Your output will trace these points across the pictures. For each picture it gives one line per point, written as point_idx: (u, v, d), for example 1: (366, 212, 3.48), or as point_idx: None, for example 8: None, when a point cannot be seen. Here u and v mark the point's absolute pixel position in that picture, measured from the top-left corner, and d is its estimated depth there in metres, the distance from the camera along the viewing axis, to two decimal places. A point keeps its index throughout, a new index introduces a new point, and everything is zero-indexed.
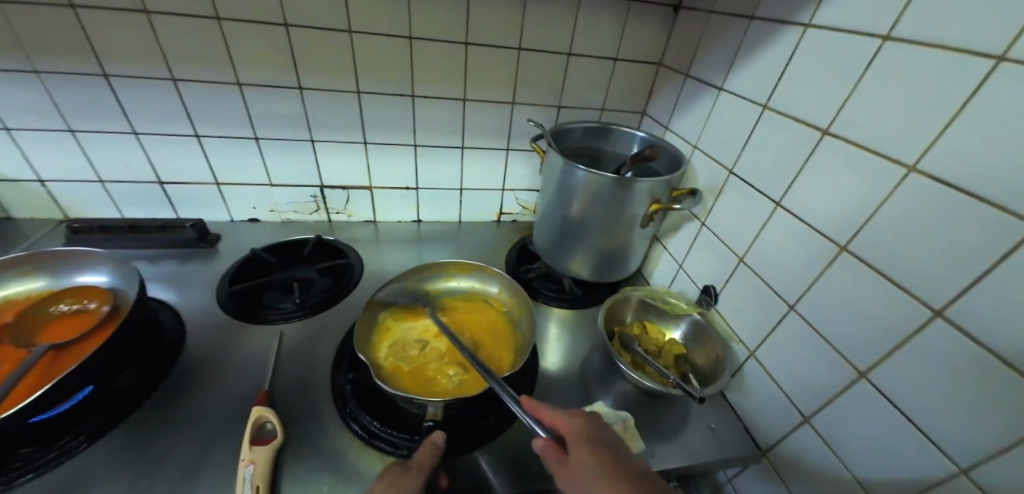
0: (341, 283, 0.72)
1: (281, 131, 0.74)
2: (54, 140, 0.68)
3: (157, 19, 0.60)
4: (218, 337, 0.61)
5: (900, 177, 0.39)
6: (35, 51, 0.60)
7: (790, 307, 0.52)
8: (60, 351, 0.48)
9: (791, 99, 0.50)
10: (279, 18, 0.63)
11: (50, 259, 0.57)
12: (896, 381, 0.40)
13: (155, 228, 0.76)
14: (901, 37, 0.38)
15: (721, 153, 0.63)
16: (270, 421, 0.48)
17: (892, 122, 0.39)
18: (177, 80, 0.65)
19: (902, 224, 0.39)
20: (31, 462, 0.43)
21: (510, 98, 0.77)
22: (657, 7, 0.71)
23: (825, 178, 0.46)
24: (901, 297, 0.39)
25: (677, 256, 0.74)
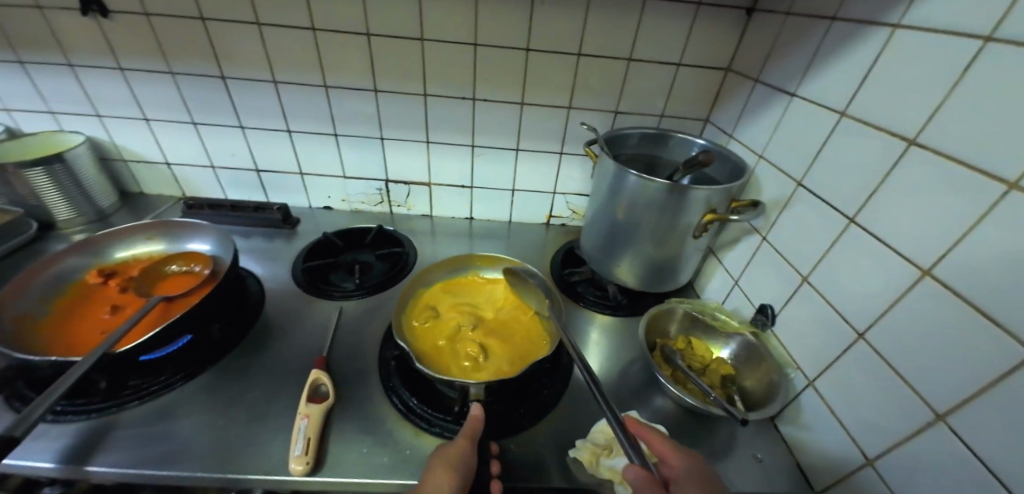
0: (397, 270, 0.78)
1: (356, 129, 0.82)
2: (182, 132, 0.82)
3: (265, 30, 0.70)
4: (290, 305, 0.69)
5: (998, 196, 0.34)
6: (174, 56, 0.73)
7: (859, 335, 0.47)
8: (170, 302, 0.59)
9: (874, 106, 0.46)
10: (362, 28, 0.70)
11: (170, 228, 0.71)
12: (979, 428, 0.35)
13: (249, 209, 0.88)
14: (1010, 37, 0.34)
15: (789, 164, 0.59)
16: (325, 384, 0.54)
17: (994, 133, 0.35)
18: (277, 82, 0.76)
19: (999, 250, 0.34)
20: (141, 390, 0.53)
21: (567, 103, 0.78)
22: (729, 10, 0.68)
23: (907, 194, 0.42)
24: (992, 333, 0.34)
25: (734, 272, 0.70)
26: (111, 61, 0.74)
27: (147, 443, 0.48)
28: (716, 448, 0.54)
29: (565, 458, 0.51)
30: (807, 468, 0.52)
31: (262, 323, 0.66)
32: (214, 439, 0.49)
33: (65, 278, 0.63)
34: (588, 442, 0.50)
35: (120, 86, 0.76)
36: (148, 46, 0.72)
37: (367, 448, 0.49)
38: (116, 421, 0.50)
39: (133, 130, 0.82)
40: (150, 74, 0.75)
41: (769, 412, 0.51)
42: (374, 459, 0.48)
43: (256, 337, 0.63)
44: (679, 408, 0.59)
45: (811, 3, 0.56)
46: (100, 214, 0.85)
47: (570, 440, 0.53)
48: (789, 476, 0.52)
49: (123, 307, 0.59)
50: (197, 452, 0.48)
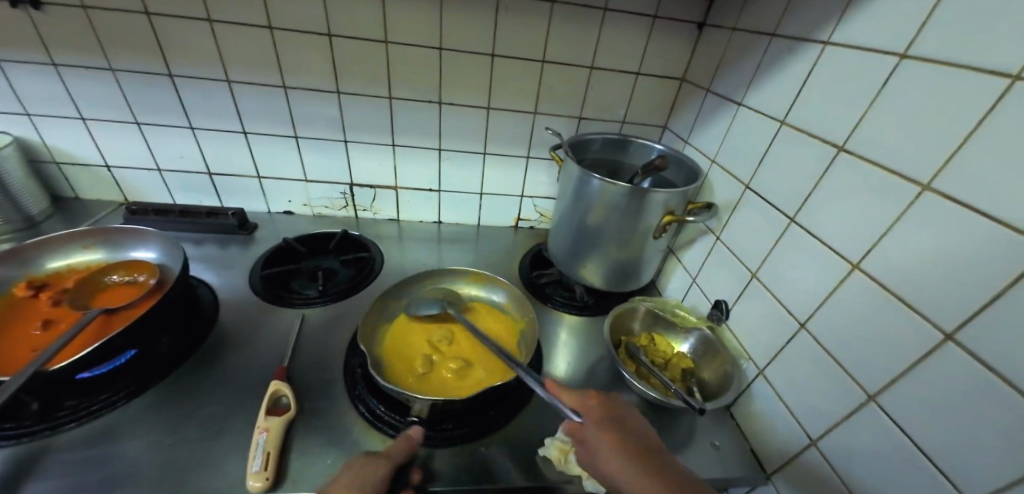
0: (362, 275, 0.76)
1: (318, 131, 0.80)
2: (124, 132, 0.77)
3: (217, 27, 0.67)
4: (248, 315, 0.66)
5: (913, 196, 0.39)
6: (114, 51, 0.68)
7: (801, 326, 0.51)
8: (110, 314, 0.55)
9: (809, 115, 0.50)
10: (323, 28, 0.69)
11: (112, 235, 0.66)
12: (903, 405, 0.39)
13: (202, 215, 0.84)
14: (920, 56, 0.38)
15: (738, 168, 0.63)
16: (286, 395, 0.52)
17: (909, 141, 0.39)
18: (231, 81, 0.73)
19: (914, 244, 0.38)
20: (79, 410, 0.49)
21: (532, 108, 0.80)
22: (682, 23, 0.72)
23: (839, 195, 0.46)
24: (912, 318, 0.38)
25: (691, 271, 0.74)
26: (41, 55, 0.68)
27: (87, 469, 0.45)
28: (678, 438, 0.57)
29: (535, 458, 0.51)
30: (760, 451, 0.56)
31: (217, 335, 0.62)
32: (166, 459, 0.46)
33: None
34: (558, 440, 0.52)
35: (52, 83, 0.70)
36: (84, 39, 0.67)
37: (333, 459, 0.48)
38: (50, 446, 0.46)
39: (67, 130, 0.76)
40: (88, 70, 0.70)
41: (725, 401, 0.54)
42: None
43: (210, 349, 0.60)
44: (643, 402, 0.61)
45: (755, 20, 0.60)
46: (28, 221, 0.78)
47: (540, 439, 0.54)
48: (744, 460, 0.55)
49: (56, 322, 0.54)
50: (147, 474, 0.45)
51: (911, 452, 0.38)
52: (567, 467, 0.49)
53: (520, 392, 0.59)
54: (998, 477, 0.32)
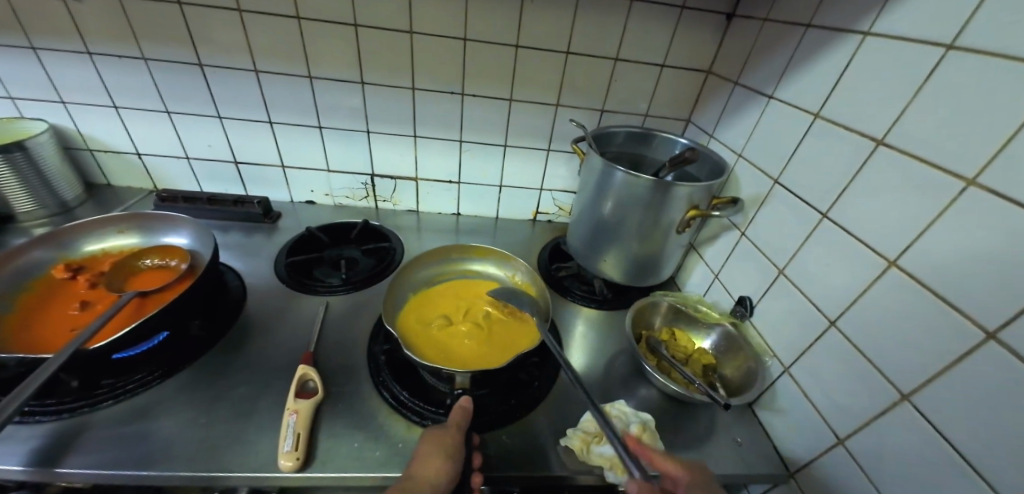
0: (384, 265, 0.77)
1: (342, 122, 0.80)
2: (154, 121, 0.79)
3: (246, 17, 0.68)
4: (273, 302, 0.68)
5: (957, 191, 0.37)
6: (147, 41, 0.70)
7: (830, 323, 0.50)
8: (144, 297, 0.57)
9: (844, 108, 0.49)
10: (349, 19, 0.69)
11: (144, 220, 0.68)
12: (938, 404, 0.38)
13: (227, 202, 0.85)
14: (967, 46, 0.37)
15: (767, 162, 0.62)
16: (312, 379, 0.54)
17: (955, 134, 0.38)
18: (259, 71, 0.74)
19: (956, 241, 0.37)
20: (115, 389, 0.51)
21: (554, 100, 0.80)
22: (710, 14, 0.71)
23: (874, 191, 0.45)
24: (951, 317, 0.37)
25: (714, 267, 0.74)
26: (77, 45, 0.70)
27: (123, 444, 0.46)
28: (700, 434, 0.57)
29: (556, 447, 0.52)
30: (783, 450, 0.55)
31: (243, 320, 0.64)
32: (198, 437, 0.48)
33: (29, 273, 0.60)
34: (579, 431, 0.52)
35: (87, 71, 0.72)
36: (119, 29, 0.69)
37: (357, 442, 0.49)
38: (88, 422, 0.48)
39: (100, 118, 0.78)
40: (121, 59, 0.71)
41: (750, 397, 0.54)
42: (367, 454, 0.48)
43: (237, 334, 0.61)
44: (663, 396, 0.61)
45: (788, 11, 0.59)
46: (63, 206, 0.80)
47: (560, 431, 0.54)
48: (766, 458, 0.55)
49: (93, 303, 0.56)
50: (181, 451, 0.46)
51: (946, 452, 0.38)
52: (588, 456, 0.50)
53: (540, 383, 0.59)
54: None
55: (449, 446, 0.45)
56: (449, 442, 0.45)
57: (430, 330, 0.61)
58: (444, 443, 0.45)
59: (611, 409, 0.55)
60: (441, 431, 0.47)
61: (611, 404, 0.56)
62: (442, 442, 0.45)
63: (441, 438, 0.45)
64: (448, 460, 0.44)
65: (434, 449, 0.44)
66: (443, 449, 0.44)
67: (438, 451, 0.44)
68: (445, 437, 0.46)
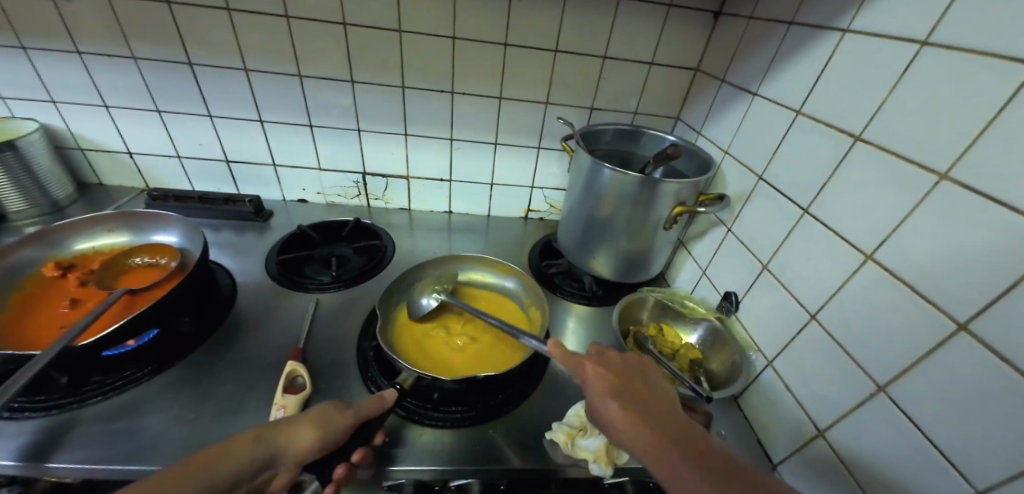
0: (374, 263, 0.78)
1: (332, 120, 0.81)
2: (145, 120, 0.79)
3: (235, 15, 0.68)
4: (264, 299, 0.68)
5: (931, 185, 0.38)
6: (136, 40, 0.70)
7: (812, 317, 0.51)
8: (134, 295, 0.57)
9: (825, 104, 0.50)
10: (338, 17, 0.69)
11: (134, 218, 0.68)
12: (913, 394, 0.39)
13: (219, 201, 0.86)
14: (941, 43, 0.38)
15: (752, 159, 0.62)
16: (301, 375, 0.54)
17: (929, 129, 0.38)
18: (249, 70, 0.74)
19: (929, 234, 0.38)
20: (104, 386, 0.51)
21: (544, 98, 0.80)
22: (697, 12, 0.71)
23: (853, 186, 0.46)
24: (925, 309, 0.38)
25: (701, 263, 0.74)
26: (66, 43, 0.70)
27: (113, 440, 0.47)
28: None
29: (542, 441, 0.53)
30: (767, 443, 0.56)
31: (233, 317, 0.64)
32: (187, 433, 0.48)
33: (19, 271, 0.60)
34: (565, 425, 0.53)
35: (76, 70, 0.72)
36: (108, 28, 0.69)
37: None
38: (77, 418, 0.49)
39: (91, 117, 0.78)
40: (111, 58, 0.72)
41: (733, 391, 0.55)
42: None
43: (227, 331, 0.62)
44: None
45: (772, 8, 0.59)
46: (54, 205, 0.81)
47: (547, 425, 0.55)
48: (750, 451, 0.56)
49: (83, 300, 0.57)
50: (170, 446, 0.47)
51: (921, 441, 0.38)
52: (573, 449, 0.50)
53: (527, 378, 0.60)
54: (1004, 467, 0.32)
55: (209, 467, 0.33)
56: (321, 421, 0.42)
57: (453, 354, 0.60)
58: (332, 422, 0.42)
59: None
60: (336, 407, 0.44)
61: None
62: (318, 424, 0.42)
63: (322, 414, 0.42)
64: (324, 434, 0.41)
65: (311, 420, 0.41)
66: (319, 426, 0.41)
67: (307, 423, 0.41)
68: (334, 414, 0.43)
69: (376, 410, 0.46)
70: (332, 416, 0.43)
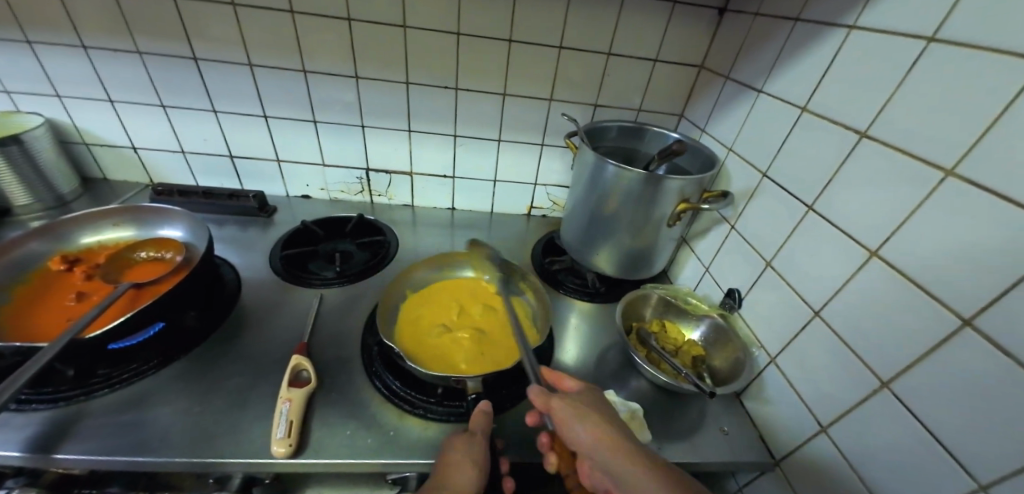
0: (378, 258, 0.78)
1: (337, 116, 0.81)
2: (149, 114, 0.79)
3: (240, 10, 0.68)
4: (269, 294, 0.68)
5: (937, 181, 0.38)
6: (141, 34, 0.70)
7: (816, 313, 0.51)
8: (139, 288, 0.57)
9: (831, 102, 0.50)
10: (343, 12, 0.69)
11: (139, 212, 0.69)
12: (917, 390, 0.39)
13: (224, 197, 0.86)
14: (948, 39, 0.38)
15: (756, 156, 0.62)
16: (306, 369, 0.54)
17: (936, 126, 0.38)
18: (253, 65, 0.74)
19: (935, 230, 0.38)
20: (112, 379, 0.52)
21: (548, 95, 0.80)
22: (702, 9, 0.71)
23: (859, 183, 0.46)
24: (930, 305, 0.38)
25: (704, 260, 0.74)
26: (71, 38, 0.70)
27: (120, 431, 0.47)
28: (689, 423, 0.58)
29: (546, 436, 0.53)
30: (770, 438, 0.56)
31: (239, 311, 0.65)
32: (194, 425, 0.49)
33: (26, 264, 0.60)
34: None
35: (80, 64, 0.73)
36: (113, 23, 0.69)
37: (351, 430, 0.50)
38: (85, 410, 0.49)
39: (95, 112, 0.78)
40: (116, 53, 0.72)
41: (737, 387, 0.55)
42: (360, 441, 0.49)
43: (233, 325, 0.62)
44: (653, 386, 0.62)
45: (778, 5, 0.59)
46: (59, 200, 0.81)
47: None
48: (753, 447, 0.56)
49: (89, 294, 0.57)
50: (178, 438, 0.47)
51: (925, 437, 0.38)
52: None
53: (531, 373, 0.60)
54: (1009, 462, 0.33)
55: None
56: (461, 454, 0.46)
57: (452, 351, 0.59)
58: (468, 451, 0.46)
59: None
60: (468, 437, 0.48)
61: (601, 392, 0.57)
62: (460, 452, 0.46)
63: (463, 447, 0.47)
64: (478, 470, 0.45)
65: (456, 454, 0.46)
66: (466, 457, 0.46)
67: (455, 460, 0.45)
68: (466, 442, 0.47)
69: (485, 423, 0.49)
70: (463, 443, 0.47)
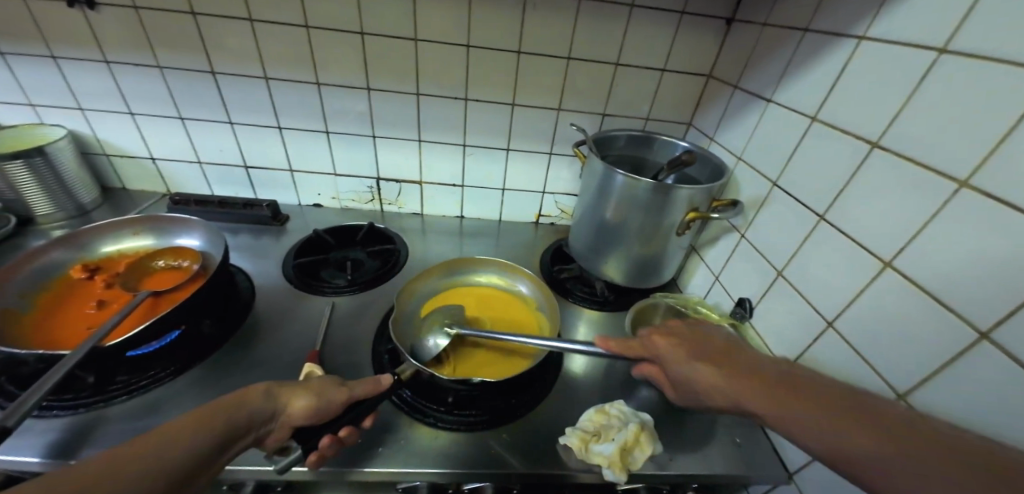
0: (388, 266, 0.79)
1: (349, 126, 0.82)
2: (168, 126, 0.81)
3: (257, 26, 0.70)
4: (282, 302, 0.69)
5: (951, 192, 0.38)
6: (162, 50, 0.73)
7: (829, 324, 0.50)
8: (157, 297, 0.59)
9: (841, 112, 0.50)
10: (356, 27, 0.71)
11: (158, 221, 0.71)
12: (934, 404, 0.38)
13: (238, 205, 0.88)
14: (959, 51, 0.38)
15: (766, 165, 0.62)
16: (319, 376, 0.55)
17: (948, 137, 0.38)
18: (269, 78, 0.76)
19: (949, 242, 0.38)
20: (130, 385, 0.53)
21: (556, 105, 0.81)
22: (710, 19, 0.72)
23: (870, 193, 0.46)
24: (945, 318, 0.38)
25: (714, 269, 0.74)
26: (96, 54, 0.73)
27: (137, 437, 0.48)
28: (701, 434, 0.57)
29: (556, 446, 0.53)
30: (783, 451, 0.55)
31: (253, 318, 0.66)
32: None
33: (49, 272, 0.62)
34: (578, 430, 0.53)
35: (104, 78, 0.75)
36: (137, 39, 0.71)
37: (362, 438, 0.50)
38: (103, 416, 0.50)
39: (116, 123, 0.81)
40: (137, 67, 0.74)
41: None
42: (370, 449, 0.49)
43: (247, 332, 0.63)
44: (664, 396, 0.62)
45: (786, 15, 0.59)
46: (80, 209, 0.83)
47: (561, 430, 0.55)
48: (766, 459, 0.55)
49: (109, 302, 0.58)
50: None
51: None
52: (586, 455, 0.50)
53: (540, 383, 0.60)
54: None
55: (198, 416, 0.37)
56: (320, 395, 0.45)
57: (462, 356, 0.60)
58: (327, 393, 0.45)
59: (610, 408, 0.55)
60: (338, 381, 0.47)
61: (610, 403, 0.57)
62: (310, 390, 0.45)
63: (322, 385, 0.46)
64: (318, 403, 0.44)
65: (312, 386, 0.45)
66: (315, 391, 0.45)
67: (305, 388, 0.45)
68: (331, 387, 0.46)
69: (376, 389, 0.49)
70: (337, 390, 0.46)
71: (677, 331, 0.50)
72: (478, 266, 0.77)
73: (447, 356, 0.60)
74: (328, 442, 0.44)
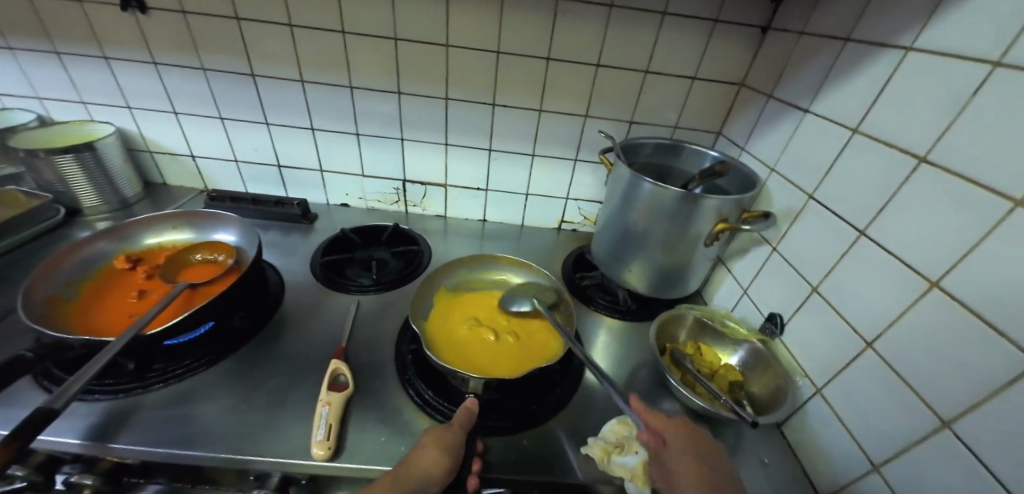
0: (412, 267, 0.80)
1: (378, 129, 0.84)
2: (208, 125, 0.85)
3: (296, 30, 0.73)
4: (309, 298, 0.71)
5: (1006, 211, 0.36)
6: (206, 52, 0.76)
7: (867, 344, 0.48)
8: (194, 289, 0.61)
9: (885, 124, 0.48)
10: (389, 32, 0.73)
11: (197, 217, 0.74)
12: (982, 434, 0.36)
13: (270, 203, 0.91)
14: (1017, 63, 0.36)
15: (801, 176, 0.60)
16: (343, 374, 0.56)
17: (1004, 153, 0.36)
18: (304, 81, 0.78)
19: (1002, 263, 0.36)
20: (166, 373, 0.55)
21: (583, 112, 0.81)
22: (744, 27, 0.71)
23: (915, 209, 0.44)
24: (998, 344, 0.36)
25: (743, 281, 0.72)
26: (145, 55, 0.76)
27: (171, 425, 0.50)
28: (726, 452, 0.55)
29: (577, 455, 0.52)
30: (813, 474, 0.53)
31: (282, 314, 0.67)
32: (237, 422, 0.51)
33: (94, 262, 0.65)
34: (600, 440, 0.52)
35: (151, 79, 0.79)
36: (183, 42, 0.75)
37: (384, 437, 0.51)
38: (140, 402, 0.52)
39: (160, 121, 0.84)
40: (183, 68, 0.78)
41: (780, 416, 0.53)
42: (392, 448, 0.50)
43: (276, 327, 0.65)
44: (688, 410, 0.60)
45: (826, 24, 0.58)
46: (123, 203, 0.88)
47: (582, 439, 0.54)
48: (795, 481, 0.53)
49: (150, 292, 0.61)
50: (222, 434, 0.50)
51: (992, 486, 0.35)
52: (608, 466, 0.50)
53: (561, 389, 0.59)
54: None
55: None
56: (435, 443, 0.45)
57: (483, 355, 0.59)
58: (449, 440, 0.46)
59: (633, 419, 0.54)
60: (443, 428, 0.47)
61: None
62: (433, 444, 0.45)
63: (438, 434, 0.46)
64: (446, 452, 0.45)
65: (432, 438, 0.46)
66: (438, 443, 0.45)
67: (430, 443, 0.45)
68: (445, 432, 0.47)
69: (469, 421, 0.49)
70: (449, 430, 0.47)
71: (695, 431, 0.48)
72: (496, 268, 0.78)
73: (468, 355, 0.59)
74: (472, 482, 0.48)
